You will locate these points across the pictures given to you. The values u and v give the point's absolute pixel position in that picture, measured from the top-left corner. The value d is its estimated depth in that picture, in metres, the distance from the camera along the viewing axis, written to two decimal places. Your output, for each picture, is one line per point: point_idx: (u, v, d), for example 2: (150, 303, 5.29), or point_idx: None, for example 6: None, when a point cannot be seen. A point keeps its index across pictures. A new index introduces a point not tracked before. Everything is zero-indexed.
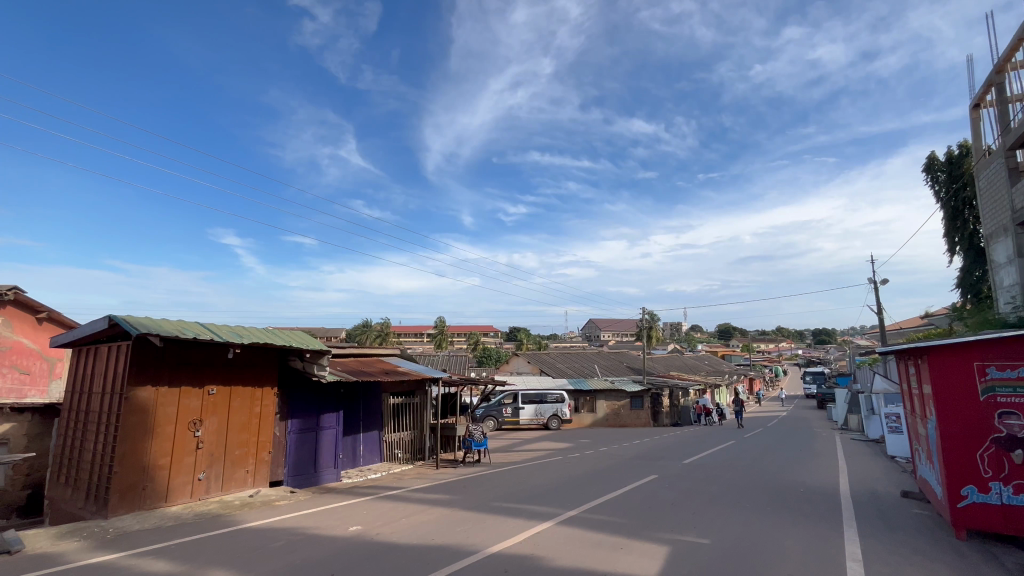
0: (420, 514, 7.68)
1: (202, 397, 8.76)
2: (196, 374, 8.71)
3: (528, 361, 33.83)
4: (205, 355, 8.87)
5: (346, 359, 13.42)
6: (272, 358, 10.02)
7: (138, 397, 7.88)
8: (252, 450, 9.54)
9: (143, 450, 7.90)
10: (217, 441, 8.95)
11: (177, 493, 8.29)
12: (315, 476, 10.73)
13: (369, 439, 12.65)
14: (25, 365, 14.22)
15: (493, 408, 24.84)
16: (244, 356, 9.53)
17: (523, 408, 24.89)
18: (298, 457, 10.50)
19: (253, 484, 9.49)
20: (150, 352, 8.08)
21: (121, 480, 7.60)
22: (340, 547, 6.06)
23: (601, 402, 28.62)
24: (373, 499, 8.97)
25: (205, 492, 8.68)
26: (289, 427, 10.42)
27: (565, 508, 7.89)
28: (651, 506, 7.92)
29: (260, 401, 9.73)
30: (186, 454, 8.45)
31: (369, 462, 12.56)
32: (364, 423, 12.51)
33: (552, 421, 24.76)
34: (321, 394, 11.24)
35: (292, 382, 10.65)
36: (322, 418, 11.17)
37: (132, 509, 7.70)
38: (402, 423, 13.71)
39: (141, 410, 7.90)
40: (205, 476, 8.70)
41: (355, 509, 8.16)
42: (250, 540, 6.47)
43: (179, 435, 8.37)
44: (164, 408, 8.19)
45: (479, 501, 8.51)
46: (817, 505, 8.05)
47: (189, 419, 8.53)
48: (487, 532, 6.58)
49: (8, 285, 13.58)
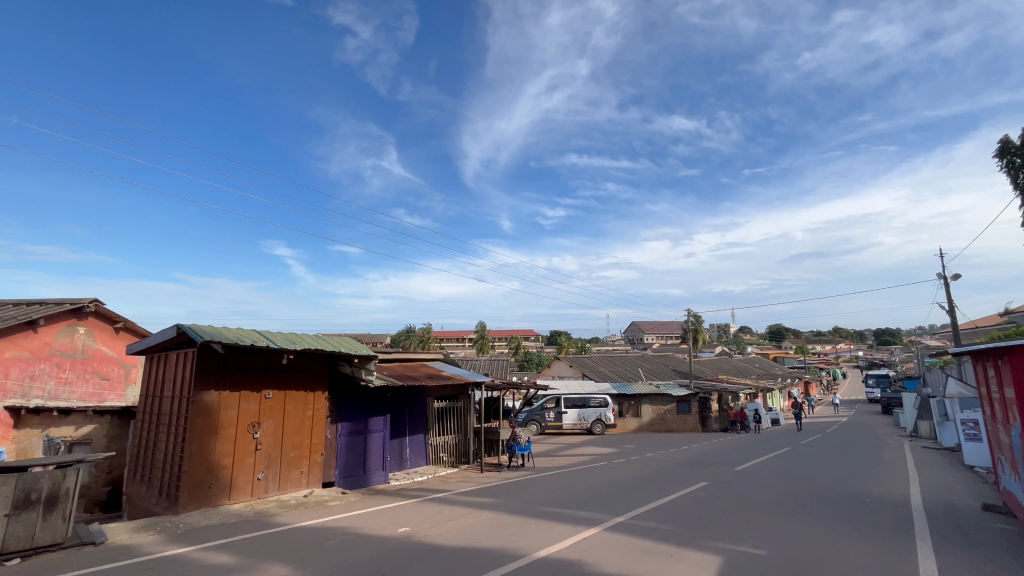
0: (466, 517, 7.75)
1: (259, 400, 9.23)
2: (255, 379, 9.20)
3: (570, 365, 33.57)
4: (263, 361, 9.36)
5: (391, 365, 13.76)
6: (323, 363, 10.43)
7: (204, 400, 8.43)
8: (306, 452, 9.95)
9: (209, 451, 8.43)
10: (274, 443, 9.41)
11: (239, 491, 8.78)
12: (365, 478, 11.07)
13: (415, 442, 12.94)
14: (105, 371, 15.50)
15: (536, 412, 24.79)
16: (298, 362, 9.95)
17: (566, 413, 24.66)
18: (348, 459, 10.89)
19: (308, 485, 9.90)
20: (213, 359, 8.61)
21: (189, 478, 8.15)
22: (390, 548, 6.20)
23: (646, 406, 28.01)
24: (420, 501, 9.14)
25: (264, 491, 9.14)
26: (340, 429, 10.82)
27: (611, 513, 7.79)
28: (701, 514, 7.68)
29: (312, 404, 10.15)
30: (245, 455, 8.93)
31: (415, 464, 12.84)
32: (410, 426, 12.78)
33: (597, 426, 24.48)
34: (370, 399, 11.60)
35: (342, 387, 11.04)
36: (371, 422, 11.51)
37: (199, 506, 8.22)
38: (447, 426, 13.93)
39: (207, 413, 8.45)
40: (264, 475, 9.16)
41: (404, 511, 8.34)
42: (307, 538, 6.75)
43: (240, 437, 8.87)
44: (226, 411, 8.71)
45: (525, 505, 8.53)
46: (884, 517, 7.55)
47: (249, 422, 9.02)
48: (533, 536, 6.57)
49: (90, 298, 14.86)
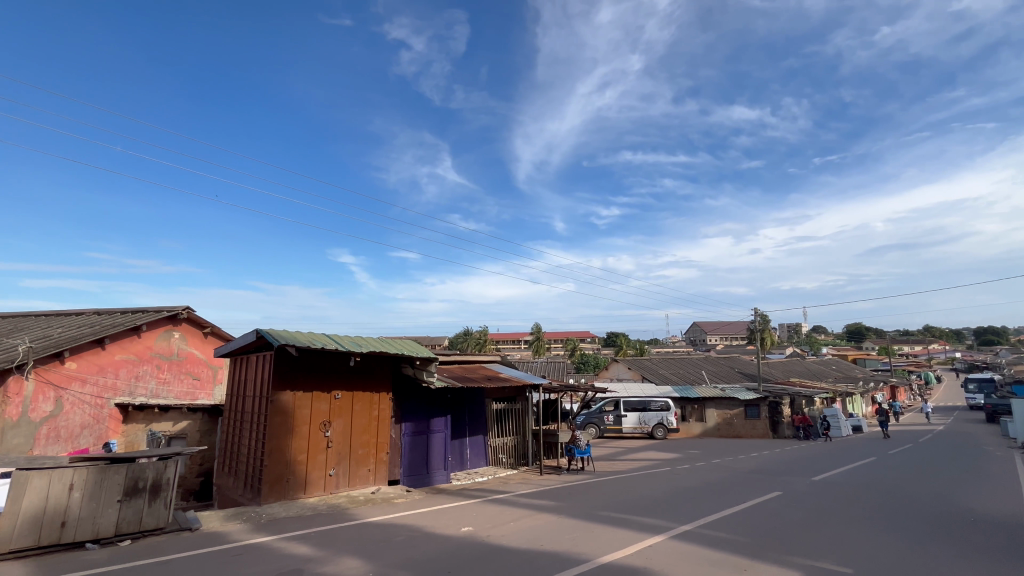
0: (527, 519, 7.78)
1: (329, 400, 9.76)
2: (325, 380, 9.74)
3: (629, 367, 32.83)
4: (332, 363, 9.89)
5: (451, 366, 14.09)
6: (387, 365, 10.85)
7: (280, 399, 9.04)
8: (373, 450, 10.40)
9: (286, 447, 9.03)
10: (344, 441, 9.91)
11: (313, 486, 9.33)
12: (428, 477, 11.41)
13: (475, 443, 13.18)
14: (197, 372, 17.01)
15: (595, 416, 24.47)
16: (364, 363, 10.42)
17: (626, 416, 24.13)
18: (412, 458, 11.28)
19: (375, 482, 10.34)
20: (288, 361, 9.22)
21: (269, 472, 8.77)
22: (454, 546, 6.34)
23: (711, 410, 26.84)
24: (481, 502, 9.27)
25: (335, 487, 9.65)
26: (404, 429, 11.24)
27: (676, 521, 7.52)
28: (776, 526, 7.23)
29: (378, 405, 10.59)
30: (318, 452, 9.48)
31: (476, 465, 13.06)
32: (470, 427, 13.02)
33: (658, 430, 23.74)
34: (431, 400, 11.93)
35: (404, 388, 11.43)
36: (432, 422, 11.84)
37: (278, 499, 8.82)
38: (506, 428, 14.04)
39: (284, 411, 9.05)
40: (335, 472, 9.67)
41: (466, 511, 8.49)
42: (376, 533, 7.04)
43: (313, 434, 9.43)
44: (300, 410, 9.29)
45: (586, 510, 8.43)
46: (993, 538, 6.75)
47: (320, 421, 9.57)
48: (596, 541, 6.47)
49: (183, 306, 16.39)
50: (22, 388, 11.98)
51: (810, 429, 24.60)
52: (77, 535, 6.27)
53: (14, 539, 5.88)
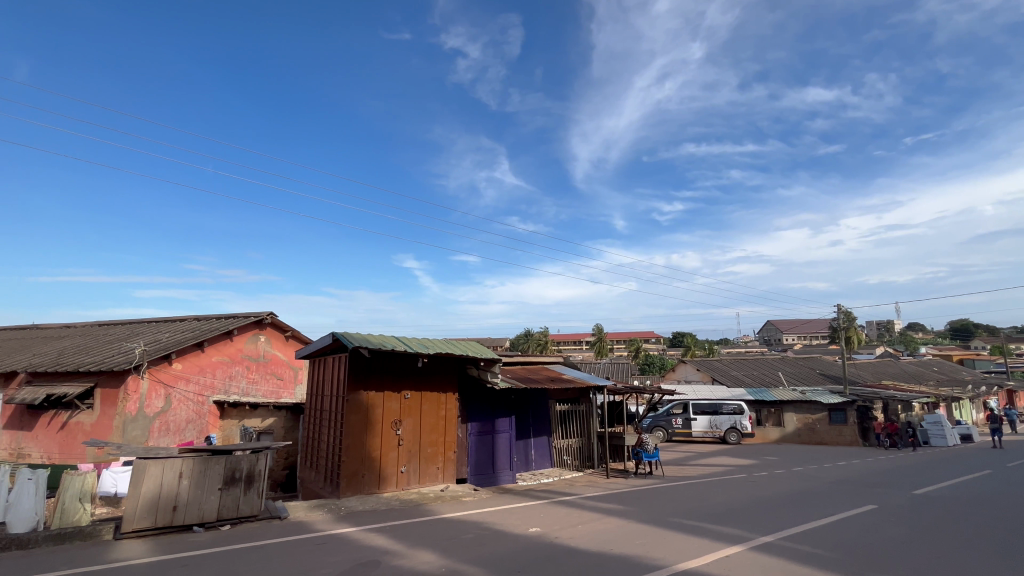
0: (596, 522, 7.68)
1: (400, 400, 10.18)
2: (396, 380, 10.18)
3: (697, 369, 31.48)
4: (402, 364, 10.32)
5: (514, 368, 14.23)
6: (453, 366, 11.15)
7: (355, 398, 9.55)
8: (441, 449, 10.71)
9: (361, 444, 9.52)
10: (414, 439, 10.29)
11: (386, 482, 9.76)
12: (494, 476, 11.59)
13: (539, 444, 13.21)
14: (280, 372, 18.38)
15: (661, 419, 23.69)
16: (431, 364, 10.76)
17: (695, 420, 23.16)
18: (478, 457, 11.51)
19: (443, 480, 10.65)
20: (361, 362, 9.72)
21: (347, 467, 9.29)
22: (523, 546, 6.38)
23: (789, 414, 25.10)
24: (548, 503, 9.27)
25: (407, 483, 10.04)
26: (470, 429, 11.49)
27: (755, 532, 7.08)
28: (872, 542, 6.61)
29: (445, 405, 10.90)
30: (391, 449, 9.91)
31: (541, 466, 13.10)
32: (534, 428, 13.07)
33: (731, 435, 22.54)
34: (496, 400, 12.09)
35: (470, 389, 11.68)
36: (498, 422, 12.00)
37: (355, 493, 9.33)
38: (570, 429, 13.90)
39: (358, 410, 9.55)
40: (406, 469, 10.07)
41: (533, 511, 8.54)
42: (447, 529, 7.25)
43: (385, 432, 9.87)
44: (373, 409, 9.75)
45: (657, 515, 8.16)
46: None
47: (392, 419, 10.00)
48: (669, 548, 6.25)
49: (268, 311, 17.78)
50: (138, 386, 13.55)
51: (896, 436, 22.19)
52: (186, 519, 6.98)
53: (136, 519, 6.66)
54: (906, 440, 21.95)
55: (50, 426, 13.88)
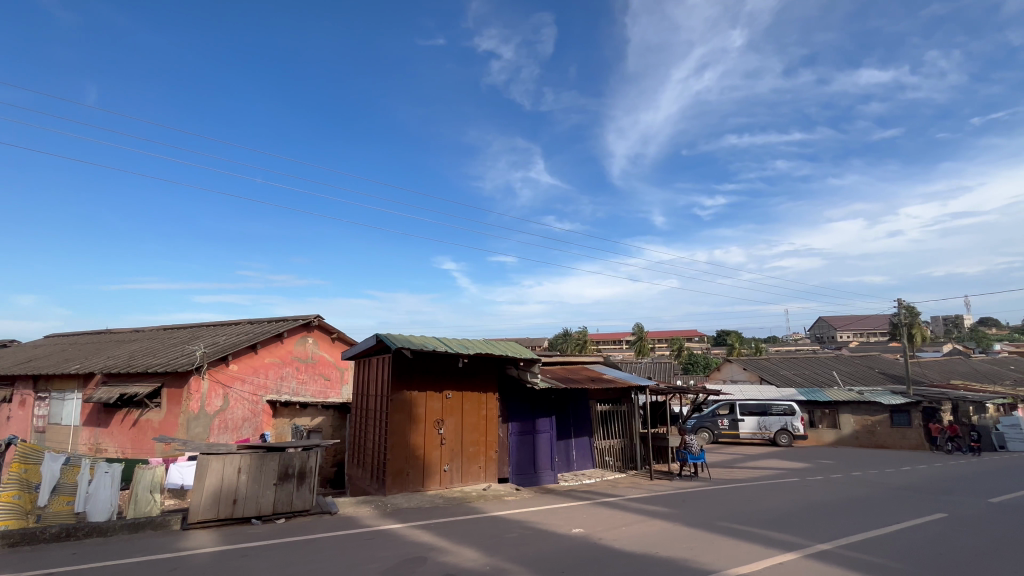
0: (640, 525, 7.53)
1: (441, 400, 10.36)
2: (437, 380, 10.37)
3: (744, 368, 30.33)
4: (443, 364, 10.49)
5: (553, 367, 14.19)
6: (493, 366, 11.22)
7: (398, 398, 9.80)
8: (482, 448, 10.82)
9: (405, 442, 9.75)
10: (456, 438, 10.44)
11: (430, 480, 9.96)
12: (536, 476, 11.60)
13: (580, 445, 13.12)
14: (328, 373, 19.08)
15: (707, 419, 23.00)
16: (471, 365, 10.89)
17: (743, 421, 22.35)
18: (520, 457, 11.56)
19: (486, 479, 10.75)
20: (404, 363, 9.96)
21: (392, 465, 9.55)
22: (566, 546, 6.35)
23: (846, 416, 23.77)
24: (591, 503, 9.19)
25: (450, 482, 10.20)
26: (511, 429, 11.56)
27: (811, 539, 6.75)
28: (941, 552, 6.18)
29: (485, 404, 11.00)
30: (434, 448, 10.11)
31: (582, 466, 13.01)
32: (575, 428, 12.99)
33: (782, 437, 21.58)
34: (536, 400, 12.10)
35: (510, 388, 11.74)
36: (538, 422, 12.00)
37: (401, 490, 9.56)
38: (611, 430, 13.70)
39: (402, 409, 9.79)
40: (449, 468, 10.23)
41: (576, 512, 8.48)
42: (490, 528, 7.31)
43: (428, 431, 10.07)
44: (416, 408, 9.97)
45: (705, 519, 7.94)
46: None
47: (434, 419, 10.19)
48: (718, 553, 6.05)
49: (315, 314, 18.51)
50: (199, 386, 14.43)
51: (958, 440, 20.55)
52: (245, 511, 7.37)
53: (200, 511, 7.09)
54: (970, 445, 20.27)
55: (123, 423, 14.99)
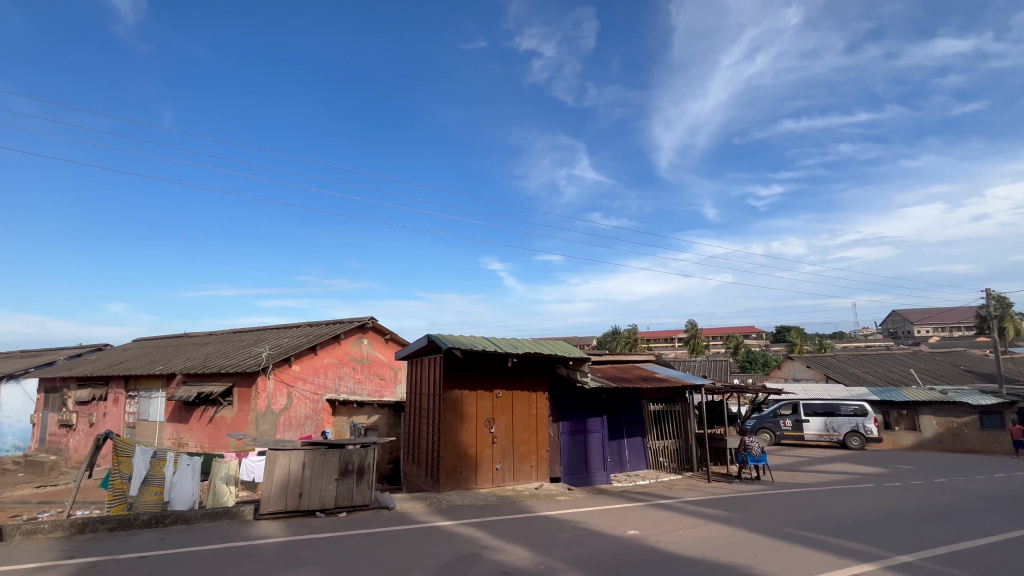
0: (698, 528, 7.29)
1: (492, 399, 10.47)
2: (488, 380, 10.48)
3: (808, 365, 28.51)
4: (493, 363, 10.59)
5: (603, 366, 13.98)
6: (542, 365, 11.21)
7: (450, 397, 10.01)
8: (533, 447, 10.84)
9: (457, 440, 9.95)
10: (507, 437, 10.53)
11: (483, 478, 10.10)
12: (588, 476, 11.50)
13: (632, 445, 12.87)
14: (382, 373, 19.75)
15: (767, 420, 21.87)
16: (521, 364, 10.92)
17: (808, 422, 21.06)
18: (571, 457, 11.51)
19: (537, 478, 10.76)
20: (455, 363, 10.14)
21: (446, 463, 9.77)
22: (621, 548, 6.24)
23: (927, 418, 21.83)
24: (646, 505, 8.99)
25: (502, 480, 10.30)
26: (562, 428, 11.53)
27: (889, 549, 6.27)
28: None
29: (535, 404, 11.01)
30: (485, 446, 10.24)
31: (636, 467, 12.78)
32: (627, 428, 12.77)
33: (851, 439, 20.11)
34: (586, 399, 11.96)
35: (560, 388, 11.68)
36: (589, 422, 11.86)
37: (454, 487, 9.77)
38: (665, 431, 13.30)
39: (453, 408, 9.99)
40: (501, 466, 10.33)
41: (630, 513, 8.32)
42: (542, 527, 7.31)
43: (480, 430, 10.22)
44: (467, 407, 10.14)
45: (769, 525, 7.56)
46: None
47: (485, 417, 10.33)
48: (784, 561, 5.75)
49: (369, 316, 19.21)
50: (266, 386, 15.37)
51: None
52: (310, 505, 7.77)
53: (270, 502, 7.55)
54: None
55: (201, 420, 16.22)
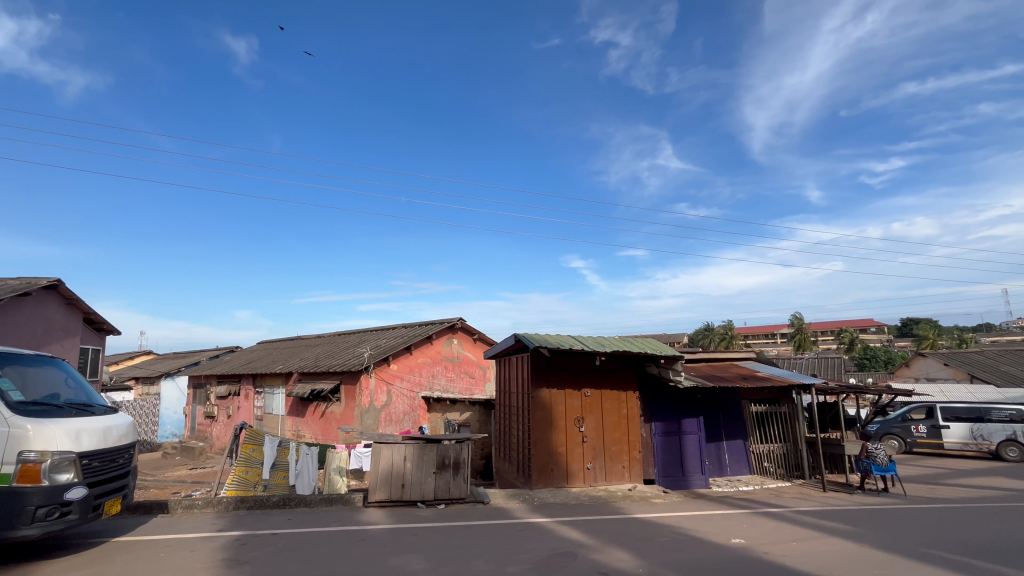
0: (815, 542, 6.66)
1: (580, 398, 10.40)
2: (576, 378, 10.43)
3: (945, 363, 24.90)
4: (581, 362, 10.51)
5: (698, 365, 13.28)
6: (631, 364, 10.92)
7: (538, 396, 10.10)
8: (625, 447, 10.59)
9: (547, 439, 10.02)
10: (598, 436, 10.40)
11: (574, 477, 10.08)
12: (685, 480, 10.98)
13: (733, 448, 12.07)
14: (472, 371, 20.44)
15: (894, 425, 19.43)
16: (609, 363, 10.73)
17: (947, 428, 18.31)
18: (666, 459, 11.08)
19: (630, 479, 10.50)
20: (542, 361, 10.23)
21: (536, 460, 9.89)
22: (725, 557, 5.89)
23: None
24: (751, 513, 8.39)
25: (594, 480, 10.20)
26: (654, 429, 11.14)
27: None
28: None
29: (625, 403, 10.75)
30: (576, 445, 10.20)
31: (737, 472, 11.99)
32: (726, 430, 12.02)
33: (1006, 450, 16.96)
34: (680, 399, 11.44)
35: (651, 387, 11.29)
36: (684, 423, 11.30)
37: (546, 485, 9.85)
38: (769, 434, 12.34)
39: (543, 406, 10.08)
40: (592, 466, 10.23)
41: (733, 521, 7.81)
42: (638, 530, 7.11)
43: (569, 429, 10.21)
44: (556, 405, 10.17)
45: (902, 543, 6.69)
46: None
47: (574, 416, 10.29)
48: None
49: (457, 316, 19.97)
50: (368, 384, 16.63)
51: None
52: (411, 495, 8.28)
53: (377, 491, 8.16)
54: None
55: (315, 414, 17.97)
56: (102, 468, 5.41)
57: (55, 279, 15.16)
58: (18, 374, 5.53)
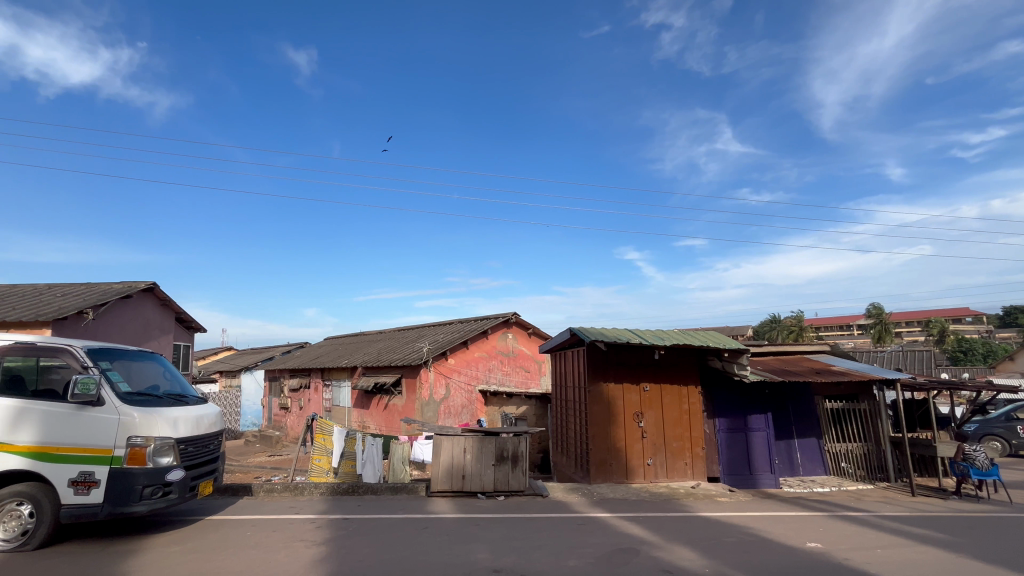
0: (902, 549, 6.15)
1: (639, 392, 10.18)
2: (634, 373, 10.22)
3: None
4: (639, 356, 10.28)
5: (765, 358, 12.60)
6: (693, 358, 10.54)
7: (596, 390, 10.00)
8: (687, 444, 10.27)
9: (606, 434, 9.90)
10: (658, 432, 10.14)
11: (634, 473, 9.91)
12: (753, 479, 10.48)
13: (806, 447, 11.37)
14: (527, 365, 20.56)
15: (997, 425, 17.47)
16: (669, 357, 10.42)
17: None
18: (731, 456, 10.62)
19: (693, 476, 10.18)
20: (599, 355, 10.10)
21: (595, 455, 9.80)
22: (800, 561, 5.58)
23: None
24: (828, 516, 7.88)
25: (654, 476, 9.98)
26: (718, 425, 10.70)
27: None
28: None
29: (687, 398, 10.40)
30: (635, 441, 10.01)
31: (811, 472, 11.29)
32: (798, 428, 11.34)
33: None
34: (746, 394, 10.91)
35: (714, 382, 10.85)
36: (750, 419, 10.78)
37: (605, 480, 9.76)
38: (847, 432, 11.51)
39: (600, 401, 9.96)
40: (653, 462, 10.01)
41: (808, 523, 7.37)
42: (703, 529, 6.88)
43: (628, 424, 10.03)
44: (614, 400, 10.02)
45: (1009, 555, 6.03)
46: None
47: (633, 411, 10.09)
48: None
49: (512, 311, 20.10)
50: (428, 377, 17.16)
51: None
52: (472, 486, 8.48)
53: (439, 482, 8.43)
54: None
55: (378, 407, 18.81)
56: (196, 453, 5.95)
57: (151, 282, 16.78)
58: (125, 367, 6.18)
